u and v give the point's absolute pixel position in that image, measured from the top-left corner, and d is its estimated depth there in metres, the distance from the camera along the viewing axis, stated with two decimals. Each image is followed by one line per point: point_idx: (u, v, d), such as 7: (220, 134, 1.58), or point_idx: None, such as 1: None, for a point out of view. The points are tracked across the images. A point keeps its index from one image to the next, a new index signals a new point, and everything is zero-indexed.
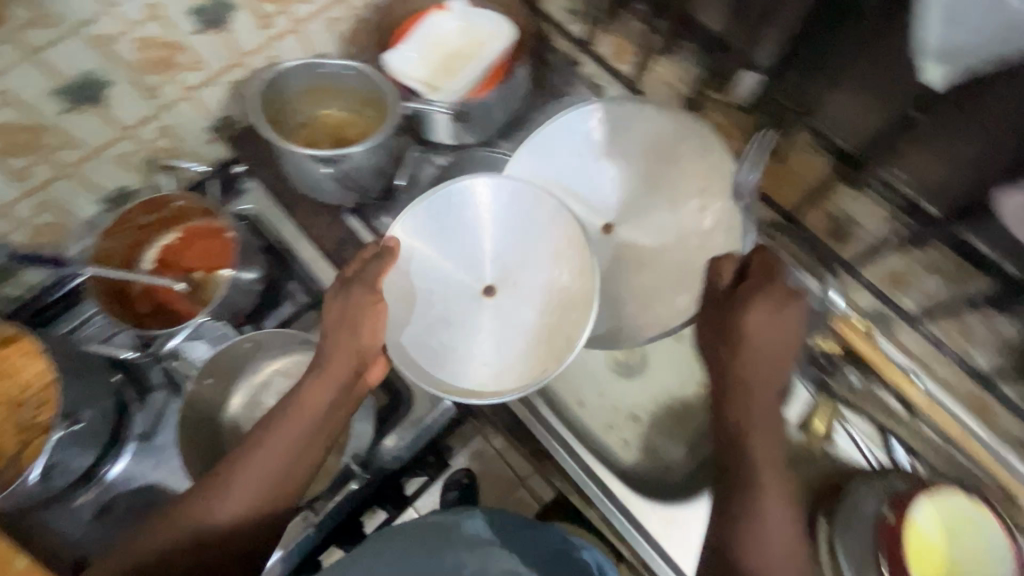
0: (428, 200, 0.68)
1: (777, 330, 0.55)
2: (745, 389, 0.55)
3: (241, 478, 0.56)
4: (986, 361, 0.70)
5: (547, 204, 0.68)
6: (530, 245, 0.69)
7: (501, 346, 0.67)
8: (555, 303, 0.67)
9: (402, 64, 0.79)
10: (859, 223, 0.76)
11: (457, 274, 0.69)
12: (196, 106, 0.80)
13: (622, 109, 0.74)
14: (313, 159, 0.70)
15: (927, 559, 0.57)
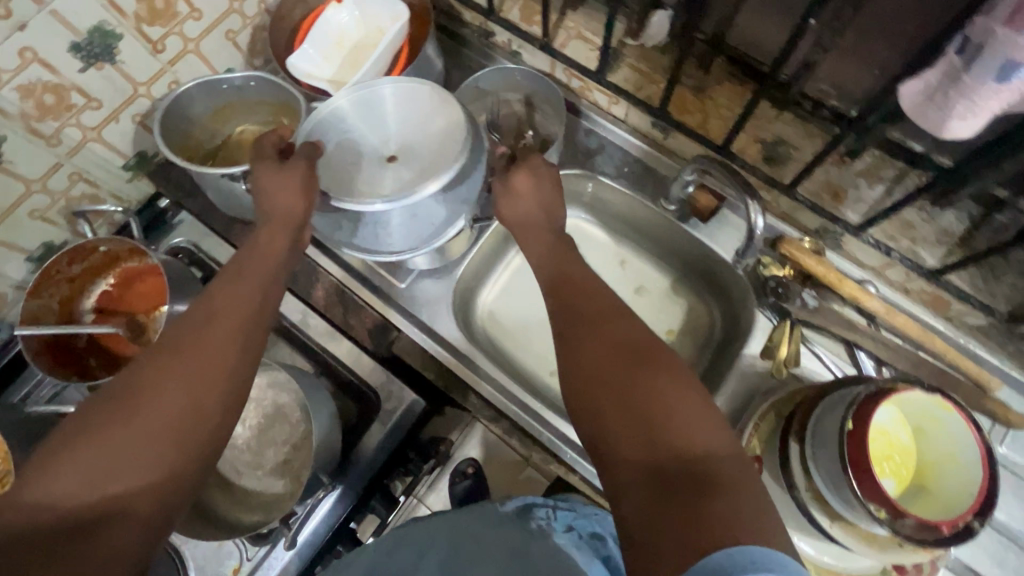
0: (343, 123, 0.66)
1: (576, 286, 0.57)
2: (578, 308, 0.54)
3: (193, 368, 0.46)
4: (931, 257, 0.70)
5: (434, 99, 0.66)
6: (416, 103, 0.66)
7: (385, 169, 0.65)
8: (433, 166, 0.63)
9: (307, 64, 0.77)
10: (790, 144, 0.74)
11: (359, 145, 0.66)
12: (106, 146, 0.77)
13: (382, 98, 0.66)
14: (230, 177, 0.68)
15: (893, 456, 0.59)
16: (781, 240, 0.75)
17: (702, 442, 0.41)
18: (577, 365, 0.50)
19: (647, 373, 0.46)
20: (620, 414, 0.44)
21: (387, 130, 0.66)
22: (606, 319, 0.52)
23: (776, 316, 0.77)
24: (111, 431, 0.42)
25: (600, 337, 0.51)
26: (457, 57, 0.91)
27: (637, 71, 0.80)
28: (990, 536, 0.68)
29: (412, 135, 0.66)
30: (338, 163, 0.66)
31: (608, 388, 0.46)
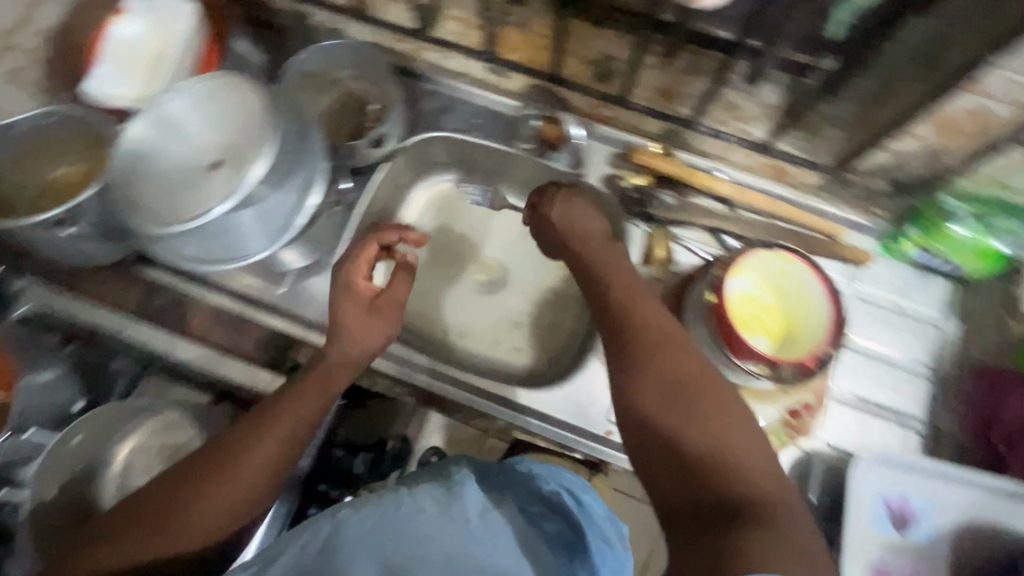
0: (142, 150, 0.62)
1: (633, 305, 0.61)
2: (640, 333, 0.59)
3: (245, 476, 0.59)
4: (760, 131, 0.75)
5: (226, 89, 0.63)
6: (211, 101, 0.63)
7: (205, 178, 0.62)
8: (249, 158, 0.61)
9: (108, 88, 0.72)
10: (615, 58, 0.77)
11: (171, 165, 0.62)
12: None
13: (172, 108, 0.62)
14: (45, 225, 0.63)
15: (761, 316, 0.64)
16: (630, 150, 0.80)
17: (753, 488, 0.50)
18: (637, 396, 0.56)
19: (708, 401, 0.54)
20: (691, 440, 0.52)
21: (193, 137, 0.63)
22: (675, 348, 0.57)
23: (646, 224, 0.80)
24: (186, 516, 0.56)
25: (670, 364, 0.56)
26: (279, 48, 0.87)
27: (458, 21, 0.80)
28: (862, 362, 0.75)
29: (219, 134, 0.63)
30: (157, 190, 0.62)
31: (670, 424, 0.53)
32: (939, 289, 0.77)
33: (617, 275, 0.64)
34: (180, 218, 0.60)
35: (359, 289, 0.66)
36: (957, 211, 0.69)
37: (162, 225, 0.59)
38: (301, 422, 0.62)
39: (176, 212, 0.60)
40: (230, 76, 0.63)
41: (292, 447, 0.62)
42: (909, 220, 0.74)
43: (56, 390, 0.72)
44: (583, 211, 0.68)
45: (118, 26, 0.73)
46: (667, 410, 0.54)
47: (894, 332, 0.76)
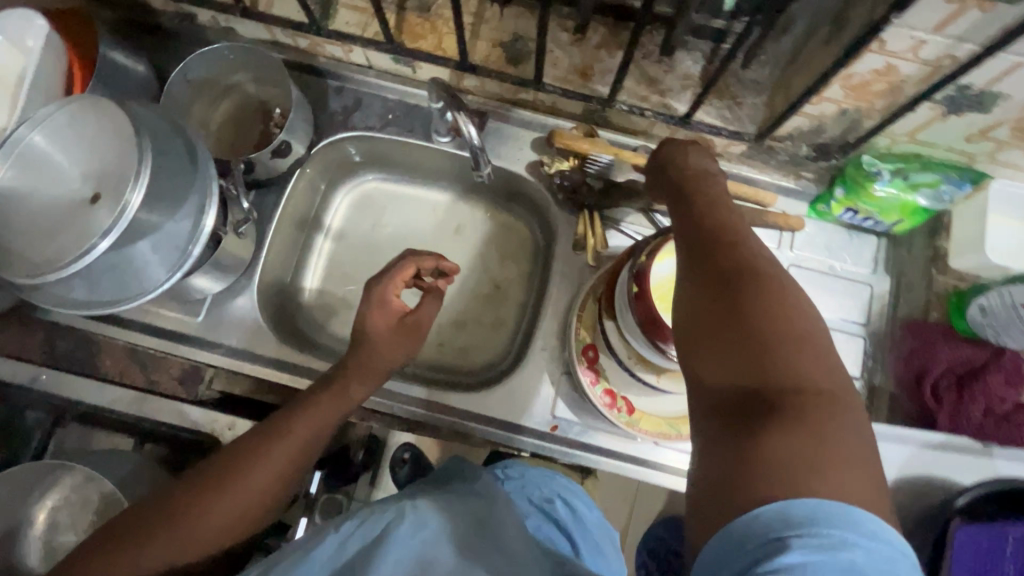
0: (12, 195, 0.57)
1: (724, 206, 0.46)
2: (709, 220, 0.45)
3: (247, 487, 0.56)
4: (682, 104, 0.72)
5: (88, 116, 0.58)
6: (73, 130, 0.58)
7: (76, 213, 0.56)
8: (118, 183, 0.56)
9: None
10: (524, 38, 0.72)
11: (40, 205, 0.57)
12: None
13: (35, 146, 0.58)
14: None
15: None
16: (551, 134, 0.76)
17: (822, 375, 0.36)
18: (697, 293, 0.41)
19: (766, 277, 0.39)
20: (726, 333, 0.39)
21: (59, 172, 0.58)
22: (700, 227, 0.45)
23: (574, 210, 0.79)
24: (179, 529, 0.53)
25: (742, 244, 0.42)
26: (165, 54, 0.80)
27: (355, 10, 0.74)
28: None
29: (86, 162, 0.58)
30: (26, 234, 0.56)
31: (707, 312, 0.40)
32: (870, 248, 0.77)
33: (716, 200, 0.48)
34: (53, 264, 0.55)
35: (393, 304, 0.65)
36: (877, 170, 0.67)
37: (36, 273, 0.54)
38: (319, 433, 0.61)
39: (50, 258, 0.55)
40: (91, 98, 0.58)
41: (300, 462, 0.60)
42: (836, 182, 0.73)
43: None
44: (707, 157, 0.53)
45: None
46: (734, 298, 0.39)
47: (829, 296, 0.76)
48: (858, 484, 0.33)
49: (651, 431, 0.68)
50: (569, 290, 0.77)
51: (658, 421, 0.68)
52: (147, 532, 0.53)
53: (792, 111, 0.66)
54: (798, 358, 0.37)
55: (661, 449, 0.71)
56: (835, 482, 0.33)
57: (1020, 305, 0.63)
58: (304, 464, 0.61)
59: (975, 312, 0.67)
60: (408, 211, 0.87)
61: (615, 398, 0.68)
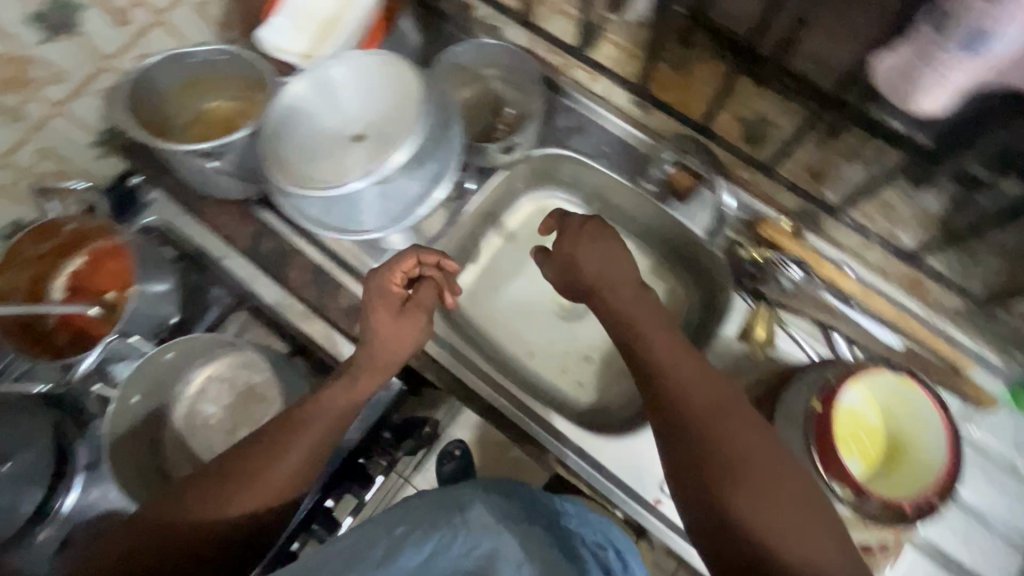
0: (300, 109, 0.65)
1: (677, 359, 0.56)
2: (672, 373, 0.55)
3: (268, 474, 0.56)
4: (910, 239, 0.69)
5: (387, 69, 0.65)
6: (369, 76, 0.66)
7: (349, 148, 0.64)
8: (392, 137, 0.63)
9: (277, 38, 0.75)
10: (771, 122, 0.73)
11: (320, 128, 0.66)
12: (73, 122, 0.75)
13: (334, 76, 0.66)
14: (195, 154, 0.66)
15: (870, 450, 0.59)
16: (760, 222, 0.75)
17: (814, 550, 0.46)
18: (680, 467, 0.52)
19: (757, 454, 0.50)
20: (716, 502, 0.49)
21: (346, 107, 0.66)
22: (673, 401, 0.54)
23: (751, 299, 0.76)
24: (205, 515, 0.54)
25: (722, 420, 0.52)
26: (435, 32, 0.89)
27: (618, 47, 0.78)
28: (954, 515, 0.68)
29: (370, 108, 0.66)
30: (301, 148, 0.65)
31: (694, 481, 0.51)
32: None
33: (667, 340, 0.58)
34: (313, 184, 0.63)
35: (393, 292, 0.63)
36: None
37: (302, 186, 0.62)
38: (342, 418, 0.61)
39: (310, 178, 0.63)
40: (383, 57, 0.65)
41: (316, 453, 0.59)
42: None
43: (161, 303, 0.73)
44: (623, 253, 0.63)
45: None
46: (739, 485, 0.49)
47: (998, 491, 0.69)
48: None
49: None
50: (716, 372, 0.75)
51: None
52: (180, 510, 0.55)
53: None
54: (801, 539, 0.46)
55: None
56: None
57: None
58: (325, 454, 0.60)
59: None
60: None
61: None
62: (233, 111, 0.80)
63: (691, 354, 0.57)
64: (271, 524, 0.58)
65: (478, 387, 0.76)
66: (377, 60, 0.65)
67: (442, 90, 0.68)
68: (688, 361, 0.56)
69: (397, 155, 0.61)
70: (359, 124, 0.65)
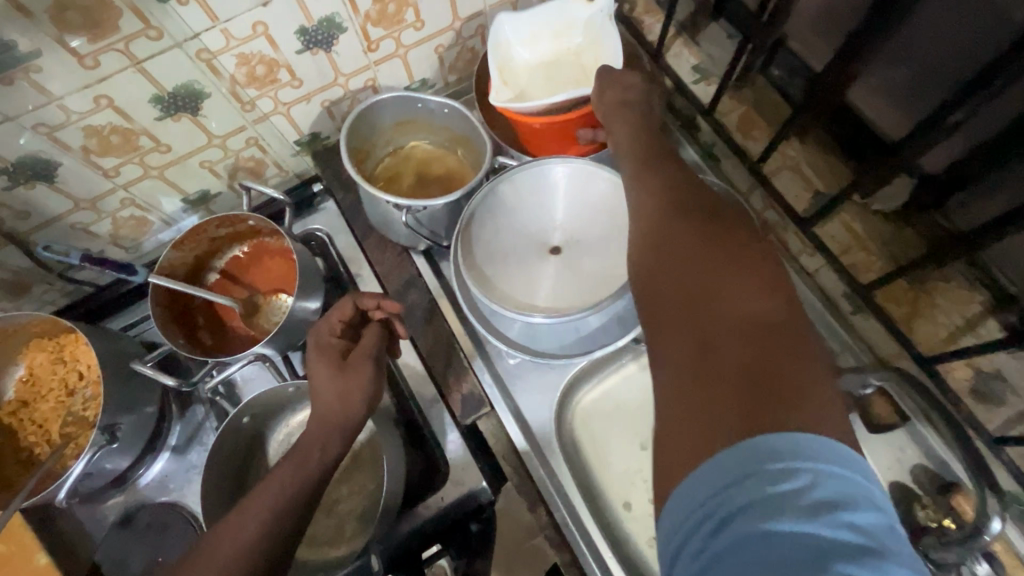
0: (514, 205, 0.65)
1: (698, 222, 0.46)
2: (663, 235, 0.47)
3: (238, 531, 0.51)
4: None
5: (615, 198, 0.64)
6: (594, 197, 0.64)
7: (548, 265, 0.64)
8: (596, 274, 0.62)
9: (512, 31, 0.75)
10: (1009, 385, 0.62)
11: (526, 231, 0.65)
12: (288, 121, 0.77)
13: (559, 185, 0.65)
14: (393, 204, 0.65)
15: None
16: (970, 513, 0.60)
17: (763, 365, 0.37)
18: (649, 277, 0.46)
19: (730, 312, 0.40)
20: (672, 306, 0.43)
21: (559, 220, 0.65)
22: (661, 215, 0.48)
23: None
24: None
25: (690, 259, 0.44)
26: None
27: (849, 232, 0.70)
28: None
29: (581, 230, 0.64)
30: (500, 246, 0.64)
31: (665, 266, 0.45)
32: None
33: (675, 213, 0.48)
34: (511, 297, 0.62)
35: (332, 343, 0.62)
36: None
37: (491, 291, 0.62)
38: (304, 477, 0.54)
39: (509, 291, 0.63)
40: (603, 172, 0.63)
41: (286, 506, 0.53)
42: None
43: (302, 324, 0.72)
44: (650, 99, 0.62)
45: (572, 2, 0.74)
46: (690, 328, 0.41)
47: None
48: (804, 416, 0.35)
49: None
50: None
51: None
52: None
53: None
54: (752, 375, 0.37)
55: None
56: (796, 422, 0.34)
57: None
58: (299, 518, 0.53)
59: None
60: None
61: None
62: (430, 157, 0.79)
63: (710, 217, 0.47)
64: None
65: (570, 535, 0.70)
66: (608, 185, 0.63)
67: None
68: (703, 224, 0.46)
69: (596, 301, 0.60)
70: (564, 242, 0.64)
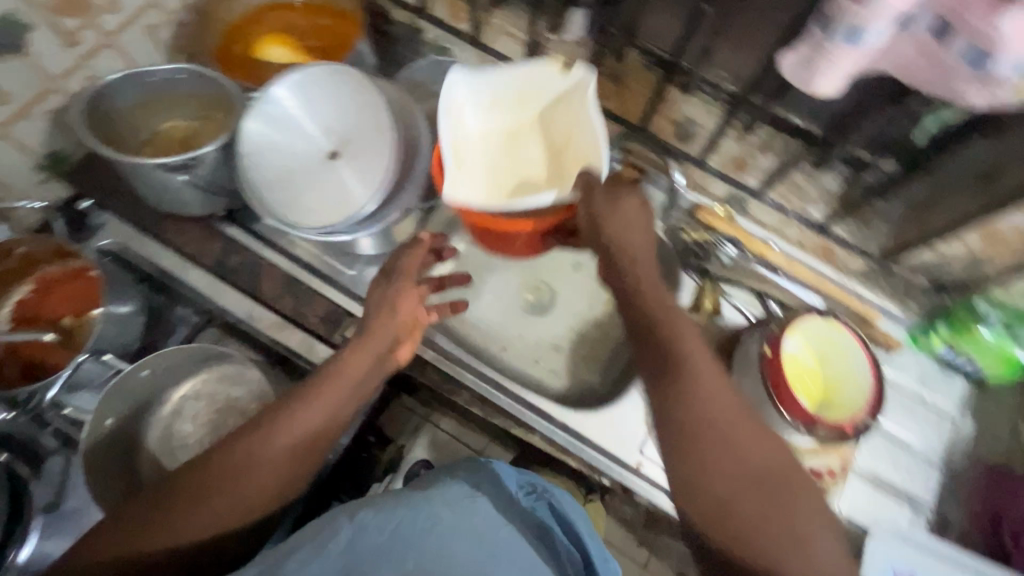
0: (270, 141, 0.67)
1: (734, 421, 0.56)
2: (689, 397, 0.57)
3: (262, 462, 0.57)
4: (820, 213, 0.81)
5: (347, 88, 0.69)
6: (329, 96, 0.69)
7: (334, 170, 0.67)
8: (373, 153, 0.68)
9: (459, 89, 0.72)
10: (698, 123, 0.82)
11: (299, 155, 0.68)
12: (15, 146, 0.73)
13: (293, 105, 0.68)
14: (166, 167, 0.66)
15: (803, 376, 0.68)
16: (697, 208, 0.85)
17: (816, 561, 0.51)
18: (691, 356, 0.59)
19: (766, 527, 0.52)
20: (745, 499, 0.54)
21: (315, 130, 0.68)
22: (736, 410, 0.57)
23: (697, 277, 0.85)
24: (198, 510, 0.54)
25: (716, 455, 0.55)
26: (390, 54, 0.94)
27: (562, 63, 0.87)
28: (883, 443, 0.79)
29: (338, 126, 0.69)
30: (284, 179, 0.67)
31: (700, 436, 0.56)
32: (960, 390, 0.83)
33: (690, 396, 0.57)
34: (317, 212, 0.66)
35: (405, 310, 0.67)
36: (988, 314, 0.75)
37: (294, 220, 0.65)
38: (318, 430, 0.60)
39: (308, 215, 0.66)
40: (325, 69, 0.68)
41: (303, 446, 0.59)
42: (941, 318, 0.80)
43: (126, 322, 0.71)
44: (641, 211, 0.67)
45: (545, 66, 0.72)
46: (721, 497, 0.54)
47: (913, 419, 0.81)
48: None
49: None
50: None
51: None
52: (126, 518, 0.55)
53: (924, 241, 0.74)
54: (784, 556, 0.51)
55: None
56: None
57: None
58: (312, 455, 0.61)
59: None
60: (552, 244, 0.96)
61: None
62: (191, 131, 0.80)
63: (756, 434, 0.56)
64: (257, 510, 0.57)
65: (462, 379, 0.80)
66: (333, 82, 0.69)
67: (397, 97, 0.73)
68: (751, 438, 0.56)
69: (387, 172, 0.66)
70: (334, 144, 0.68)
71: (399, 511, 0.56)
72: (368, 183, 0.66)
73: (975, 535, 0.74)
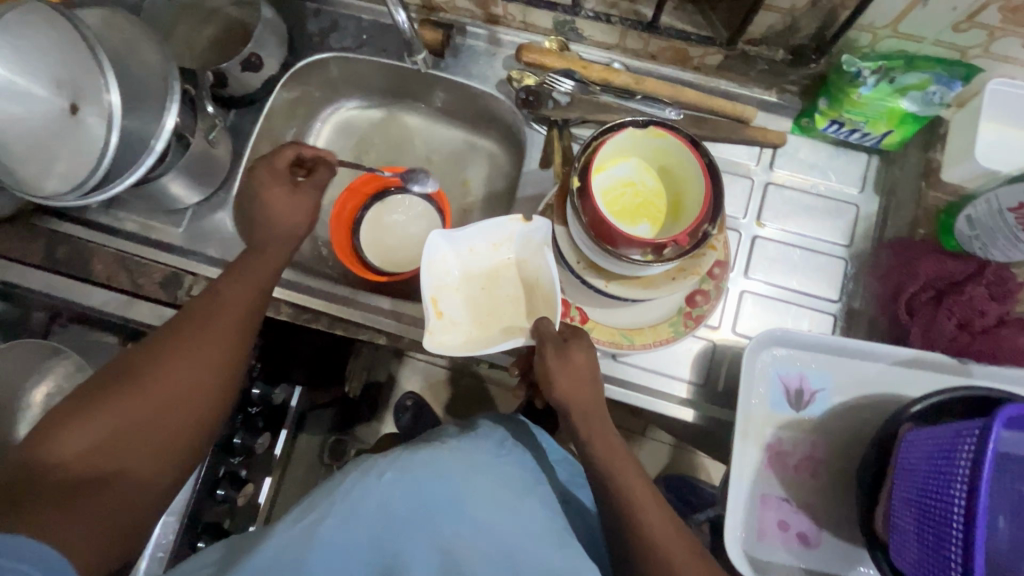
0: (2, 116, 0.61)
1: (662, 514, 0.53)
2: (614, 489, 0.54)
3: (217, 327, 0.54)
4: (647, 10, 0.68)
5: (45, 30, 0.60)
6: (31, 44, 0.60)
7: (74, 124, 0.60)
8: (96, 91, 0.60)
9: (439, 248, 0.66)
10: None
11: (37, 122, 0.61)
12: None
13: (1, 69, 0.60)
14: None
15: (647, 201, 0.62)
16: (520, 49, 0.75)
17: None
18: (623, 475, 0.54)
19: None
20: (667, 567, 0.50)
21: (39, 88, 0.61)
22: (656, 495, 0.54)
23: (544, 126, 0.76)
24: (156, 378, 0.50)
25: (636, 519, 0.52)
26: None
27: None
28: (774, 248, 0.72)
29: (58, 74, 0.61)
30: (36, 152, 0.61)
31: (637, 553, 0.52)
32: (859, 165, 0.73)
33: (610, 463, 0.55)
34: (72, 176, 0.60)
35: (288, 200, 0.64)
36: (859, 71, 0.62)
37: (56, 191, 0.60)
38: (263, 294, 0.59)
39: (64, 183, 0.60)
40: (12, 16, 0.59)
41: (252, 311, 0.58)
42: (819, 93, 0.69)
43: None
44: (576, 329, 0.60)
45: (507, 221, 0.66)
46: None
47: (808, 215, 0.73)
48: None
49: (604, 340, 0.66)
50: (534, 206, 0.76)
51: (610, 331, 0.66)
52: (49, 464, 0.45)
53: (757, 6, 0.62)
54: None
55: (621, 362, 0.70)
56: None
57: (1008, 210, 0.57)
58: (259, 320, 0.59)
59: (963, 225, 0.62)
60: (401, 141, 0.89)
61: (570, 306, 0.67)
62: None
63: (659, 501, 0.54)
64: (222, 371, 0.54)
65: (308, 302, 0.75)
66: (28, 26, 0.60)
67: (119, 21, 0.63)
68: (660, 507, 0.53)
69: (111, 105, 0.59)
70: (63, 96, 0.61)
71: (420, 478, 0.54)
72: (102, 127, 0.59)
73: (882, 319, 0.67)
